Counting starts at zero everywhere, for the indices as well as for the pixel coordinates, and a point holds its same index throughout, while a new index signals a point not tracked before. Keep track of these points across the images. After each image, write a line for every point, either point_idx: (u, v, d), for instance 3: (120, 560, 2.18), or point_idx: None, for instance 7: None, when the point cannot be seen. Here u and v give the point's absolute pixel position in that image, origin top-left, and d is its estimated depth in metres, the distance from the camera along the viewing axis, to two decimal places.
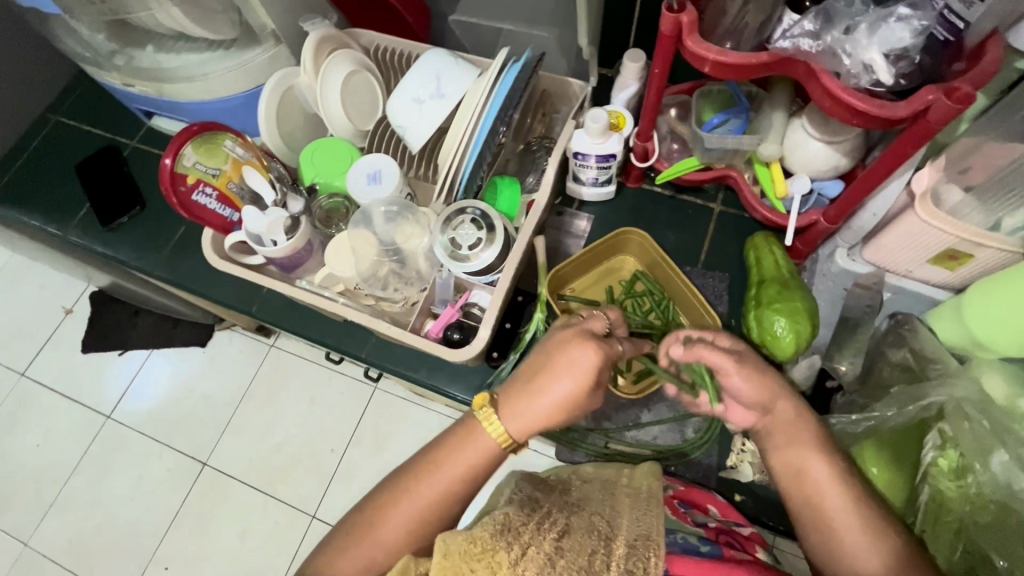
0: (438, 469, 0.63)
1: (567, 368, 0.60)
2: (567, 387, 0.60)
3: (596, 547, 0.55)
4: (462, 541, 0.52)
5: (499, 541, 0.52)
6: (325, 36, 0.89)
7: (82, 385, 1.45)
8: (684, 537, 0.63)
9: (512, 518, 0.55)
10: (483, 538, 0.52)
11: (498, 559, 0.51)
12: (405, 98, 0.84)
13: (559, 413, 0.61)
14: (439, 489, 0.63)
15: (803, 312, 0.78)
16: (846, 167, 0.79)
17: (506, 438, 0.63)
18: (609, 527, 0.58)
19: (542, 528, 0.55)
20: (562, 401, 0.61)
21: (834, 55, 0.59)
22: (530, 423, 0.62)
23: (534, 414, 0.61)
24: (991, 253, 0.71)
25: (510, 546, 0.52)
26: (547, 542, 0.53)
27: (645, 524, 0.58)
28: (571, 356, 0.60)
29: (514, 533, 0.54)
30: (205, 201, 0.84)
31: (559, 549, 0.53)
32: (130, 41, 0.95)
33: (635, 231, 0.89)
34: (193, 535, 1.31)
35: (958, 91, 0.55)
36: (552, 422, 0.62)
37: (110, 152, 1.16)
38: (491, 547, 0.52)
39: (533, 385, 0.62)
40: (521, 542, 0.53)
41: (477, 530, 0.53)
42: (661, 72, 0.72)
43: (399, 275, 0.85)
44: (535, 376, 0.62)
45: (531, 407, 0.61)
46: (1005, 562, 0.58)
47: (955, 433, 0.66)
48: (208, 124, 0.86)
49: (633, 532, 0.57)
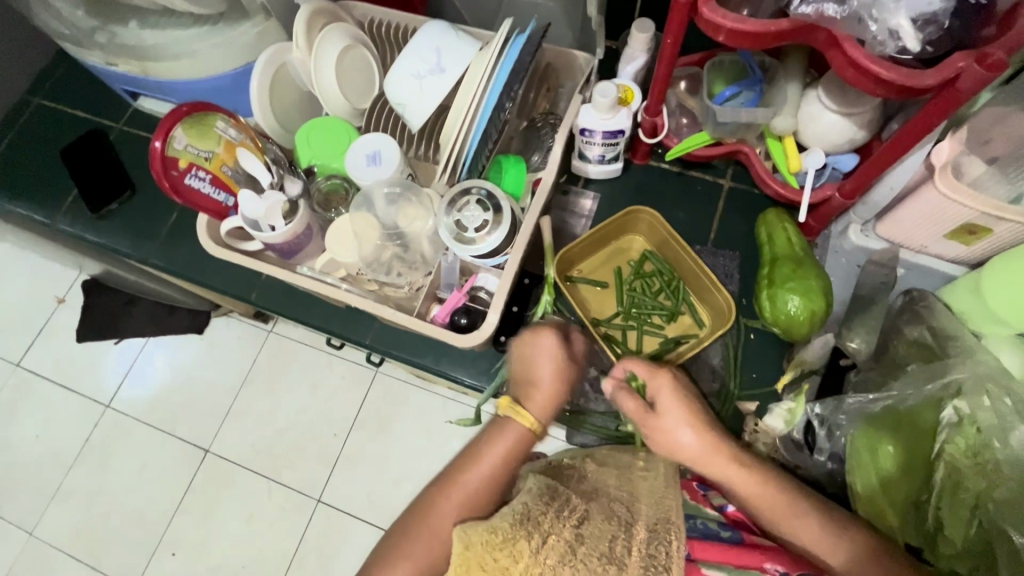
0: (482, 460, 0.69)
1: (538, 357, 0.73)
2: (549, 364, 0.72)
3: (617, 532, 0.55)
4: (483, 533, 0.52)
5: (519, 531, 0.52)
6: (318, 9, 0.85)
7: (80, 375, 1.43)
8: (704, 522, 0.63)
9: (530, 507, 0.55)
10: (503, 528, 0.53)
11: (519, 548, 0.51)
12: (404, 74, 0.80)
13: (561, 383, 0.72)
14: (486, 475, 0.68)
15: (817, 290, 0.77)
16: (862, 140, 0.77)
17: (531, 419, 0.70)
18: (628, 513, 0.58)
19: (561, 515, 0.56)
20: (554, 377, 0.72)
21: (859, 21, 0.56)
22: (546, 399, 0.71)
23: (541, 392, 0.72)
24: (1013, 227, 0.69)
25: (530, 535, 0.52)
26: (567, 530, 0.54)
27: (664, 507, 0.59)
28: (538, 343, 0.73)
29: (534, 522, 0.54)
30: (198, 184, 0.81)
31: (579, 536, 0.54)
32: (111, 16, 0.90)
33: (643, 208, 0.86)
34: (199, 521, 1.31)
35: (991, 56, 0.52)
36: (559, 396, 0.72)
37: (96, 135, 1.12)
38: (512, 536, 0.52)
39: (525, 382, 0.73)
40: (542, 530, 0.53)
41: (497, 520, 0.54)
42: (674, 42, 0.69)
43: (404, 259, 0.82)
44: (526, 363, 0.74)
45: (536, 384, 0.72)
46: (1021, 538, 0.58)
47: (972, 410, 0.65)
48: (197, 104, 0.82)
49: (652, 516, 0.58)
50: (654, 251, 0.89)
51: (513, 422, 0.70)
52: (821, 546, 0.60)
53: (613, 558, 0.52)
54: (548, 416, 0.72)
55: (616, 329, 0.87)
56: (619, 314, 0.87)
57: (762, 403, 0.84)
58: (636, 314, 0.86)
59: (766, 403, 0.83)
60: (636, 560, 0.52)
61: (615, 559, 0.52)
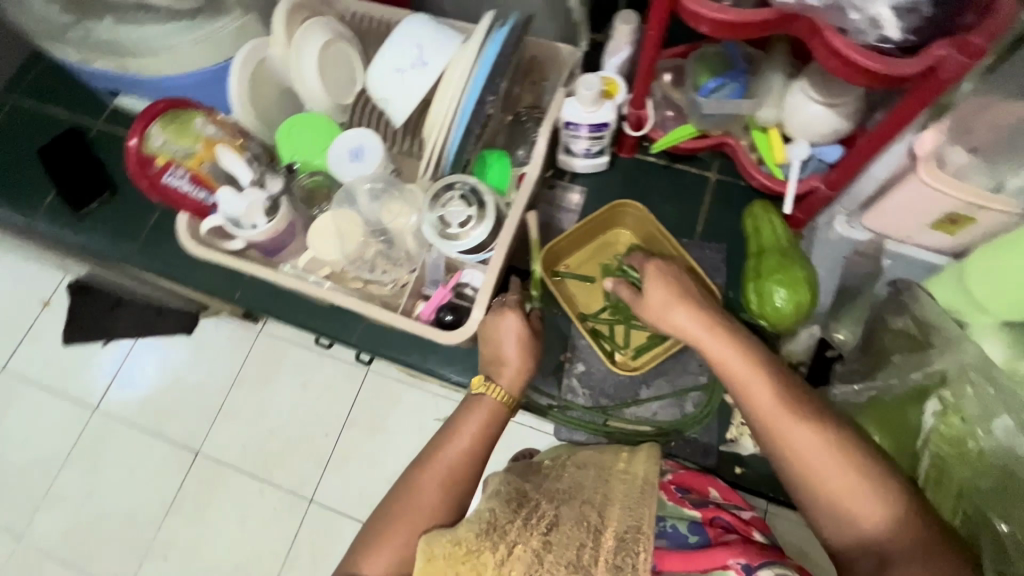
0: (458, 435, 0.67)
1: (502, 332, 0.73)
2: (513, 339, 0.72)
3: (584, 539, 0.55)
4: (446, 544, 0.54)
5: (483, 542, 0.53)
6: (298, 2, 0.84)
7: (67, 378, 1.41)
8: (674, 526, 0.62)
9: (497, 516, 0.56)
10: (467, 540, 0.54)
11: (482, 561, 0.52)
12: (386, 69, 0.79)
13: (524, 355, 0.72)
14: (463, 451, 0.67)
15: (803, 282, 0.76)
16: (846, 131, 0.76)
17: (503, 392, 0.70)
18: (599, 519, 0.57)
19: (528, 523, 0.56)
20: (519, 349, 0.72)
21: (840, 10, 0.56)
22: (516, 372, 0.71)
23: (510, 365, 0.71)
24: (997, 215, 0.68)
25: (495, 546, 0.53)
26: (534, 538, 0.54)
27: (637, 514, 0.57)
28: (501, 321, 0.73)
29: (499, 532, 0.54)
30: (177, 183, 0.79)
31: (547, 544, 0.54)
32: (87, 12, 0.88)
33: (632, 202, 0.85)
34: (190, 522, 1.29)
35: (971, 44, 0.52)
36: (526, 368, 0.72)
37: (75, 134, 1.09)
38: (477, 548, 0.53)
39: (493, 360, 0.73)
40: (507, 540, 0.54)
41: (462, 531, 0.55)
42: (656, 34, 0.68)
43: (387, 257, 0.82)
44: (490, 343, 0.74)
45: (502, 360, 0.72)
46: (1006, 525, 0.57)
47: (957, 399, 0.65)
48: (174, 100, 0.80)
49: (623, 524, 0.57)
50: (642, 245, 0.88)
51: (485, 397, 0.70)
52: (847, 495, 0.54)
53: (579, 566, 0.52)
54: (518, 388, 0.72)
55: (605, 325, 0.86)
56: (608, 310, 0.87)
57: None
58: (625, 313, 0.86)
59: None
60: (603, 568, 0.52)
61: (581, 568, 0.52)
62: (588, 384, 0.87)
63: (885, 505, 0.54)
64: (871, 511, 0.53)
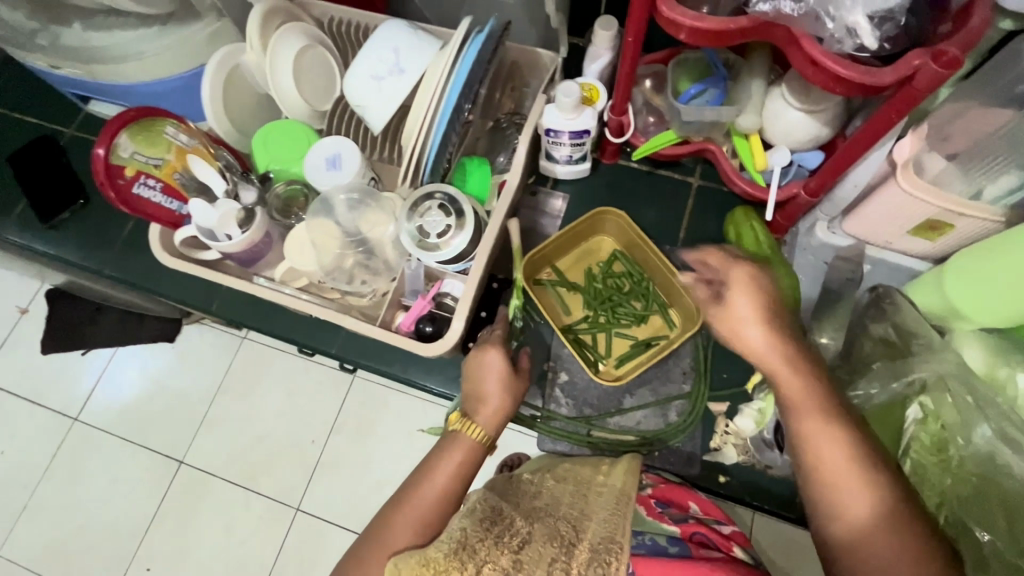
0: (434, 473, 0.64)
1: (485, 371, 0.70)
2: (496, 377, 0.69)
3: (557, 554, 0.54)
4: (413, 564, 0.53)
5: (453, 561, 0.52)
6: (272, 7, 0.82)
7: (44, 389, 1.38)
8: (652, 538, 0.60)
9: (468, 534, 0.56)
10: (436, 560, 0.53)
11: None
12: (362, 76, 0.78)
13: (506, 394, 0.69)
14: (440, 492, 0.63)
15: (784, 289, 0.76)
16: (827, 137, 0.76)
17: (480, 430, 0.67)
18: (573, 532, 0.57)
19: (500, 542, 0.56)
20: (501, 388, 0.69)
21: (817, 18, 0.55)
22: (495, 412, 0.68)
23: (490, 402, 0.68)
24: (974, 222, 0.69)
25: (464, 566, 0.52)
26: (504, 557, 0.54)
27: (610, 526, 0.57)
28: (483, 358, 0.70)
29: (469, 551, 0.54)
30: (148, 193, 0.79)
31: (517, 562, 0.54)
32: (55, 18, 0.87)
33: (615, 211, 0.85)
34: (173, 533, 1.27)
35: (945, 54, 0.52)
36: (506, 408, 0.69)
37: (46, 142, 1.07)
38: (444, 567, 0.52)
39: (474, 396, 0.70)
40: (477, 559, 0.53)
41: (432, 551, 0.54)
42: (635, 40, 0.68)
43: (366, 267, 0.80)
44: (473, 376, 0.71)
45: (483, 396, 0.69)
46: (987, 535, 0.58)
47: (936, 407, 0.66)
48: (144, 108, 0.78)
49: (598, 536, 0.56)
50: (623, 252, 0.88)
51: (462, 434, 0.66)
52: (848, 486, 0.52)
53: None
54: (497, 428, 0.68)
55: (587, 334, 0.86)
56: (589, 318, 0.86)
57: (732, 404, 0.83)
58: (606, 322, 0.85)
59: (735, 404, 0.83)
60: None
61: None
62: (570, 394, 0.86)
63: (877, 497, 0.51)
64: (858, 502, 0.51)
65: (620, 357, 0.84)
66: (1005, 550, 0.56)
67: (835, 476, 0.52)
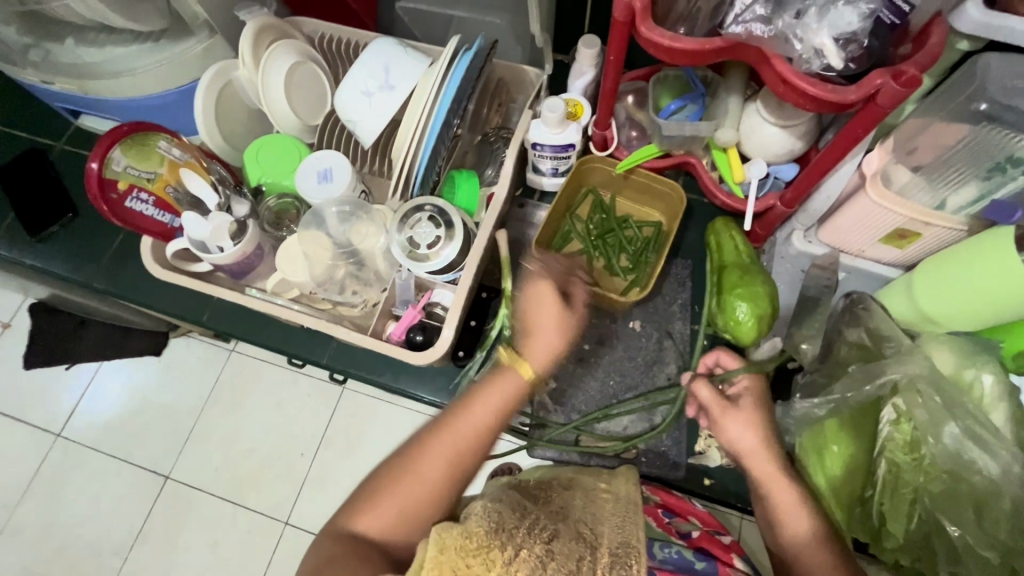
0: (475, 409, 0.66)
1: (536, 304, 0.71)
2: (552, 317, 0.69)
3: (583, 553, 0.56)
4: (457, 536, 0.53)
5: (493, 539, 0.53)
6: (263, 25, 0.84)
7: (25, 404, 1.36)
8: (679, 552, 0.65)
9: (504, 518, 0.57)
10: (478, 535, 0.53)
11: (492, 556, 0.52)
12: (353, 92, 0.80)
13: (561, 338, 0.69)
14: (481, 425, 0.66)
15: (763, 295, 0.79)
16: (800, 151, 0.80)
17: (530, 369, 0.68)
18: (592, 534, 0.59)
19: (532, 532, 0.56)
20: (556, 329, 0.69)
21: (785, 40, 0.59)
22: (546, 351, 0.69)
23: (539, 345, 0.69)
24: (940, 231, 0.72)
25: (504, 546, 0.53)
26: (538, 545, 0.55)
27: (624, 531, 0.60)
28: (536, 291, 0.71)
29: (508, 533, 0.55)
30: (141, 207, 0.80)
31: (550, 552, 0.54)
32: (46, 33, 0.87)
33: (683, 194, 0.86)
34: (160, 550, 1.26)
35: (905, 73, 0.55)
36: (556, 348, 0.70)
37: (35, 155, 1.07)
38: (486, 543, 0.53)
39: (524, 329, 0.71)
40: (515, 542, 0.54)
41: (473, 526, 0.54)
42: (617, 59, 0.71)
43: (357, 277, 0.83)
44: (525, 313, 0.71)
45: (531, 335, 0.70)
46: (953, 526, 0.65)
47: (909, 407, 0.68)
48: (137, 123, 0.79)
49: (615, 541, 0.59)
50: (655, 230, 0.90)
51: (507, 373, 0.68)
52: (790, 511, 0.63)
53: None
54: (546, 367, 0.70)
55: (573, 232, 0.90)
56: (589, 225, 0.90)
57: None
58: (598, 243, 0.89)
59: None
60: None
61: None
62: (558, 400, 0.88)
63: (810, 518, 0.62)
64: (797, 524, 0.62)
65: (573, 257, 0.90)
66: (973, 542, 0.64)
67: (784, 510, 0.63)
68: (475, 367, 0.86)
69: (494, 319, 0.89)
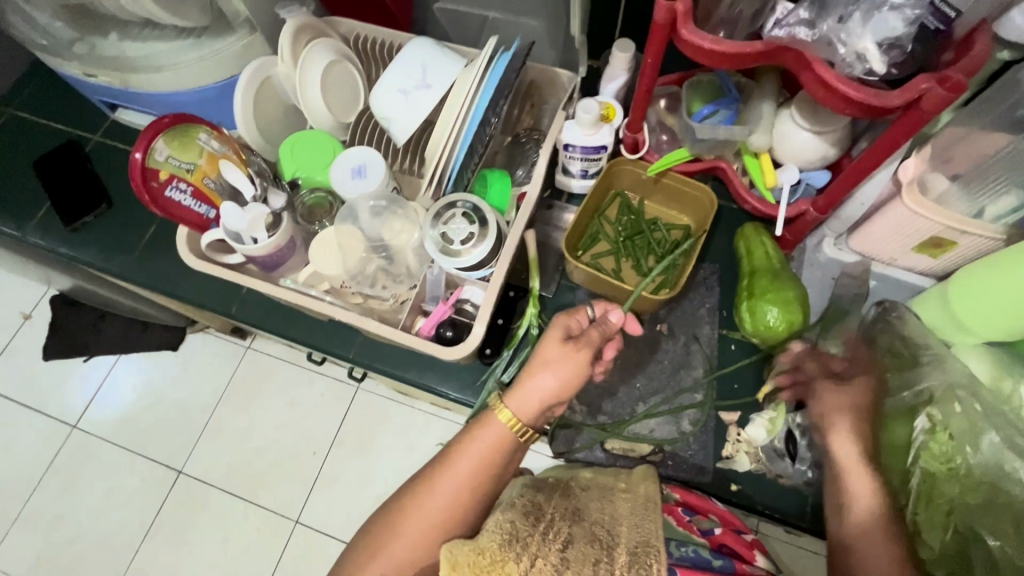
0: (458, 459, 0.64)
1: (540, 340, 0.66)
2: (547, 364, 0.64)
3: (599, 556, 0.57)
4: (469, 552, 0.56)
5: (507, 552, 0.56)
6: (303, 24, 0.86)
7: (45, 394, 1.37)
8: (695, 550, 0.64)
9: (517, 527, 0.58)
10: (491, 550, 0.56)
11: (507, 569, 0.55)
12: (390, 89, 0.81)
13: (554, 384, 0.63)
14: (462, 476, 0.63)
15: (795, 301, 0.79)
16: (834, 158, 0.80)
17: (514, 420, 0.64)
18: (609, 536, 0.59)
19: (546, 538, 0.58)
20: (553, 374, 0.64)
21: (829, 44, 0.59)
22: (535, 401, 0.63)
23: (536, 391, 0.63)
24: (977, 240, 0.72)
25: (519, 557, 0.56)
26: (553, 553, 0.56)
27: (645, 529, 0.60)
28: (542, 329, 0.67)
29: (522, 543, 0.57)
30: (179, 197, 0.81)
31: (564, 560, 0.56)
32: (92, 28, 0.90)
33: (714, 200, 0.86)
34: (170, 545, 1.26)
35: (950, 79, 0.55)
36: (551, 397, 0.64)
37: (71, 147, 1.09)
38: (500, 558, 0.55)
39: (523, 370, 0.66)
40: (529, 552, 0.56)
41: (485, 540, 0.57)
42: (653, 62, 0.71)
43: (388, 272, 0.83)
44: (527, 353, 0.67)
45: (525, 381, 0.64)
46: (995, 540, 0.61)
47: (944, 417, 0.68)
48: (180, 116, 0.81)
49: (633, 539, 0.59)
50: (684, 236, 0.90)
51: (491, 421, 0.64)
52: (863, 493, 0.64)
53: None
54: (535, 418, 0.65)
55: (602, 232, 0.91)
56: (616, 230, 0.91)
57: (743, 413, 0.84)
58: (625, 244, 0.90)
59: (746, 413, 0.84)
60: None
61: None
62: (585, 401, 0.88)
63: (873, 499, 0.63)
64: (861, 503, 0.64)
65: (600, 256, 0.91)
66: (1012, 554, 0.59)
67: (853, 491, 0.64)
68: (501, 367, 0.86)
69: (521, 318, 0.90)
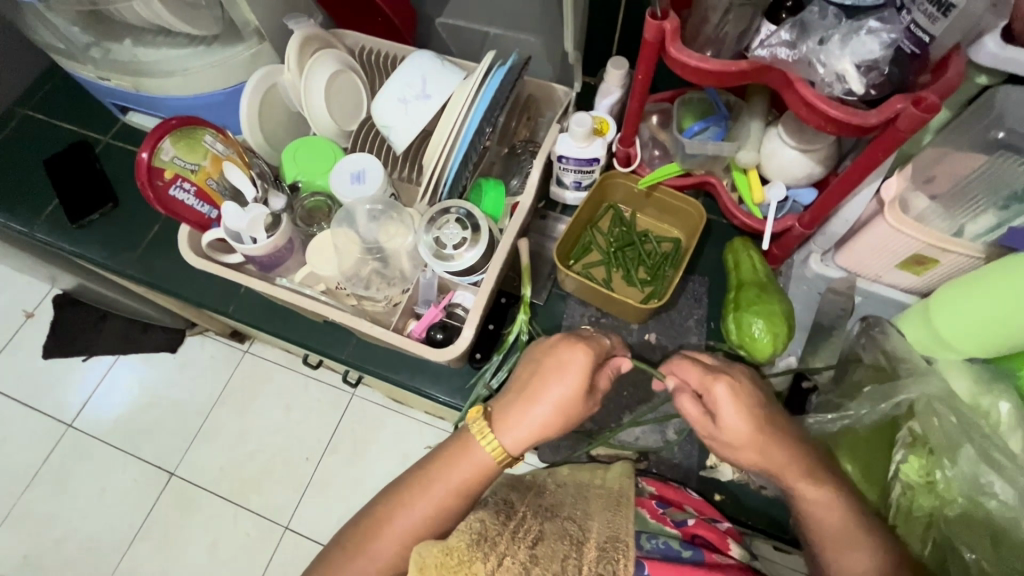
0: (437, 483, 0.61)
1: (551, 371, 0.61)
2: (552, 402, 0.60)
3: (568, 551, 0.58)
4: (437, 553, 0.55)
5: (475, 552, 0.56)
6: (310, 34, 0.89)
7: (42, 392, 1.39)
8: (665, 542, 0.65)
9: (486, 527, 0.59)
10: (459, 549, 0.55)
11: (474, 569, 0.54)
12: (391, 99, 0.84)
13: (552, 422, 0.61)
14: (439, 501, 0.61)
15: (780, 315, 0.80)
16: (819, 175, 0.82)
17: (501, 451, 0.61)
18: (580, 531, 0.61)
19: (516, 537, 0.59)
20: (553, 410, 0.60)
21: (809, 65, 0.61)
22: (526, 436, 0.61)
23: (528, 426, 0.61)
24: (958, 258, 0.73)
25: (486, 557, 0.55)
26: (521, 551, 0.57)
27: (616, 525, 0.61)
28: (555, 358, 0.62)
29: (490, 543, 0.57)
30: (182, 196, 0.84)
31: (533, 557, 0.57)
32: (109, 35, 0.93)
33: (702, 214, 0.88)
34: (158, 547, 1.26)
35: (925, 100, 0.58)
36: (547, 433, 0.62)
37: (81, 148, 1.12)
38: (467, 558, 0.55)
39: (517, 395, 0.62)
40: (497, 552, 0.57)
41: (453, 541, 0.56)
42: (644, 78, 0.74)
43: (383, 275, 0.85)
44: (528, 381, 0.62)
45: (523, 415, 0.61)
46: (971, 553, 0.63)
47: (925, 430, 0.69)
48: (187, 118, 0.84)
49: (604, 535, 0.60)
50: (675, 248, 0.92)
51: (477, 449, 0.62)
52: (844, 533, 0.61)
53: None
54: (523, 449, 0.63)
55: (593, 242, 0.93)
56: (609, 241, 0.93)
57: None
58: (616, 254, 0.92)
59: None
60: None
61: None
62: None
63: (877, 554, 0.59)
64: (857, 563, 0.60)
65: (591, 265, 0.93)
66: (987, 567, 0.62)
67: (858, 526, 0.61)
68: (489, 372, 0.87)
69: (511, 324, 0.91)
